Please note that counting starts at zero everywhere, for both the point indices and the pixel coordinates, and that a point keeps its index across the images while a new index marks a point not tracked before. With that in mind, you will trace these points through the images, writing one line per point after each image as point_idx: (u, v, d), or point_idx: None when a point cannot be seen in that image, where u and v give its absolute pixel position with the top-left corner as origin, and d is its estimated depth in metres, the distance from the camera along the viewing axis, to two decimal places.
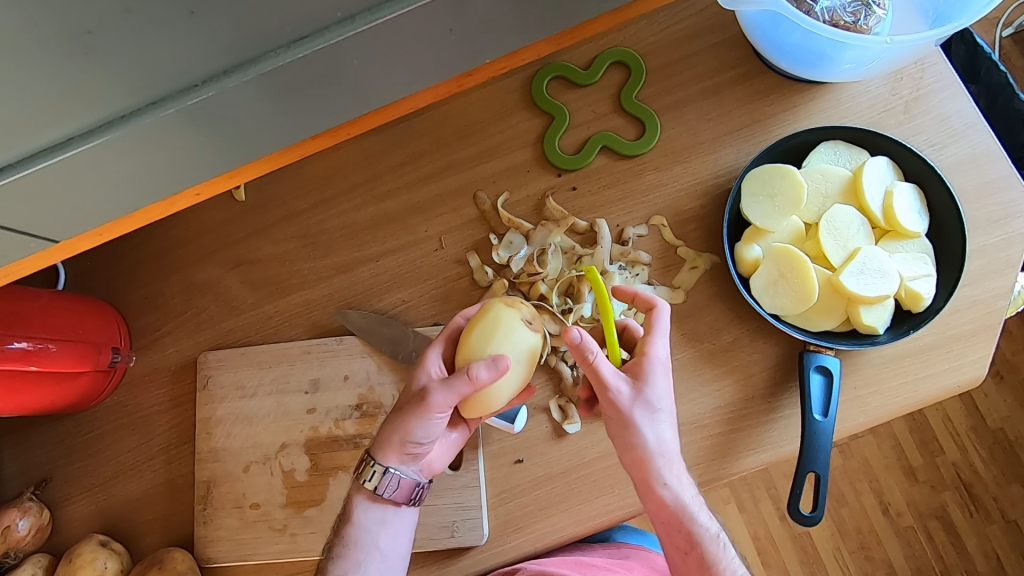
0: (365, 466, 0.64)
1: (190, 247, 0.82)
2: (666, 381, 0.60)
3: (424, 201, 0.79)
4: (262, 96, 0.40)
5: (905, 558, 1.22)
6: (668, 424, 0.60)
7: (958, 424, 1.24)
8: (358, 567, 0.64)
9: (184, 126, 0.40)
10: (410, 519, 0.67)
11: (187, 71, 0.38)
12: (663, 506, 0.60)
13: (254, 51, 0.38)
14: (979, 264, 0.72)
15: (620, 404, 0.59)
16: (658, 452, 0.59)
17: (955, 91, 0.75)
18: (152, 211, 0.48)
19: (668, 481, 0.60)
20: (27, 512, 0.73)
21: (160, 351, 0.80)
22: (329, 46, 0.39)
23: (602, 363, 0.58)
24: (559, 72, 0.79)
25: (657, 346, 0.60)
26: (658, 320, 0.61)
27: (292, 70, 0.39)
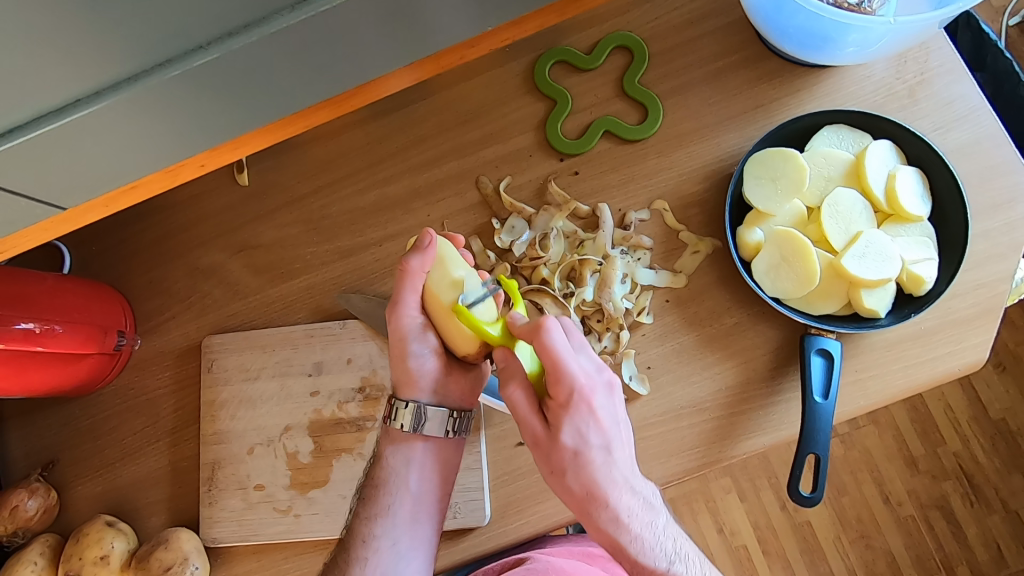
0: (394, 408, 0.69)
1: (193, 232, 0.82)
2: (583, 424, 0.58)
3: (426, 186, 0.80)
4: (262, 58, 0.41)
5: (905, 547, 1.22)
6: (606, 461, 0.59)
7: (960, 414, 1.24)
8: (389, 511, 0.67)
9: (187, 87, 0.41)
10: (447, 453, 0.70)
11: (191, 34, 0.38)
12: (600, 532, 0.61)
13: (257, 13, 0.38)
14: (981, 248, 0.72)
15: (540, 443, 0.59)
16: (590, 491, 0.59)
17: (959, 76, 0.75)
18: (156, 181, 0.50)
19: (599, 516, 0.60)
20: (34, 492, 0.74)
21: (164, 335, 0.81)
22: (332, 7, 0.39)
23: (517, 402, 0.58)
24: (562, 56, 0.79)
25: (565, 386, 0.56)
26: (555, 350, 0.56)
27: (294, 31, 0.40)
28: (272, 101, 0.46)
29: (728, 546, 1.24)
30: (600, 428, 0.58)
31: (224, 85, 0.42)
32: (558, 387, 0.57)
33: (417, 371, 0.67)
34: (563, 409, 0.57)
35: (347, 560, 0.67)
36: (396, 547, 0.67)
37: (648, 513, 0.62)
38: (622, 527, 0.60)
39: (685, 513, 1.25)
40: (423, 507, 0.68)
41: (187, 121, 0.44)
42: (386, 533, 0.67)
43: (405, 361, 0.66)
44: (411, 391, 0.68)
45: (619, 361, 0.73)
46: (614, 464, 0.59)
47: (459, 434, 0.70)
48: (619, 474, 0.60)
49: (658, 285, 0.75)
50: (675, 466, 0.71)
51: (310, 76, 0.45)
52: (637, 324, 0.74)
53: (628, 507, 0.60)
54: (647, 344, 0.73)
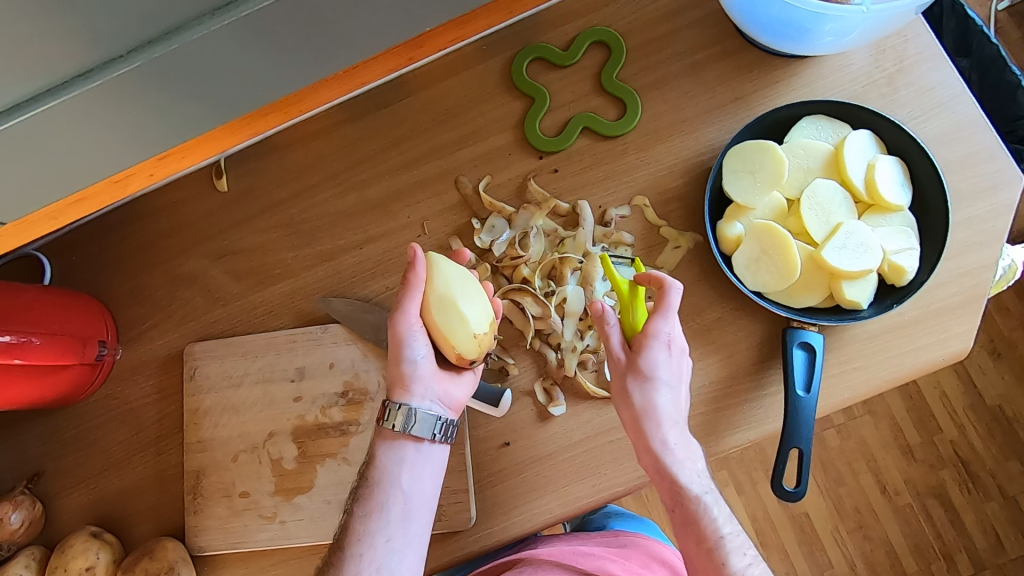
0: (387, 409, 0.63)
1: (173, 239, 0.81)
2: (660, 357, 0.63)
3: (406, 188, 0.79)
4: (189, 66, 0.39)
5: (903, 536, 1.22)
6: (668, 395, 0.64)
7: (956, 402, 1.24)
8: (383, 508, 0.63)
9: (110, 98, 0.38)
10: (437, 455, 0.65)
11: (105, 43, 0.35)
12: (651, 464, 0.64)
13: (177, 19, 0.36)
14: (963, 236, 0.72)
15: (623, 372, 0.65)
16: (648, 415, 0.63)
17: (938, 63, 0.74)
18: (104, 192, 0.48)
19: (651, 442, 0.63)
20: (19, 505, 0.73)
21: (146, 344, 0.81)
22: (257, 11, 0.37)
23: (610, 334, 0.65)
24: (539, 53, 0.78)
25: (660, 325, 0.63)
26: (667, 301, 0.62)
27: (220, 37, 0.38)
28: (210, 111, 0.43)
29: None
30: (668, 365, 0.64)
31: (153, 96, 0.40)
32: (648, 321, 0.63)
33: (413, 373, 0.62)
34: (647, 341, 0.63)
35: (341, 558, 0.62)
36: (391, 543, 0.62)
37: (691, 454, 0.64)
38: (672, 458, 0.63)
39: None
40: (418, 506, 0.64)
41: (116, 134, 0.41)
42: (381, 529, 0.62)
43: (400, 364, 0.62)
44: (403, 394, 0.63)
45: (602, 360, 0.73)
46: (678, 402, 0.65)
47: (448, 439, 0.65)
48: (674, 411, 0.64)
49: None
50: None
51: (249, 84, 0.43)
52: None
53: (678, 440, 0.64)
54: None
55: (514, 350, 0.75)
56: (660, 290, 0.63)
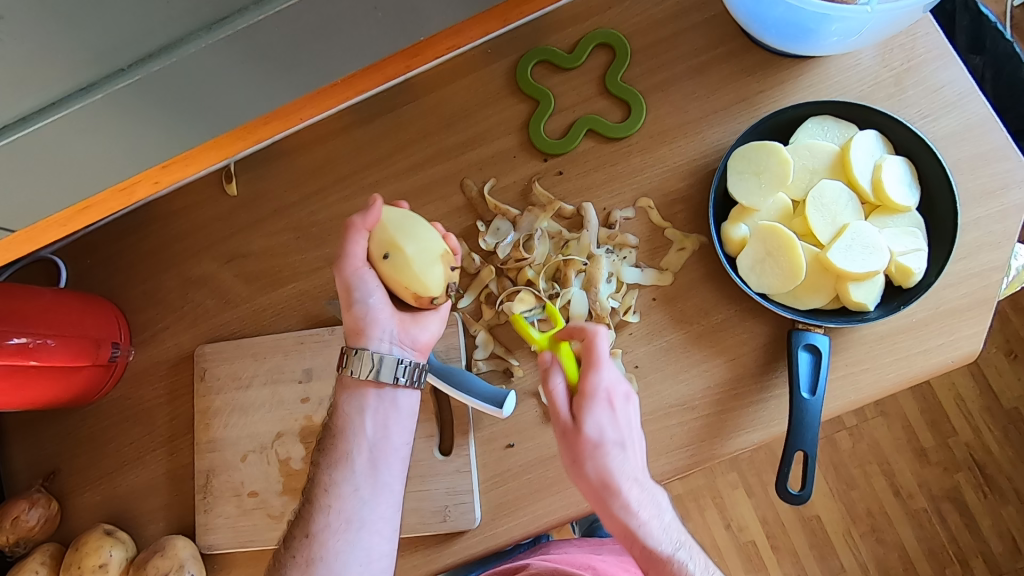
0: (345, 356, 0.63)
1: (184, 243, 0.83)
2: (607, 417, 0.62)
3: (412, 191, 0.80)
4: (188, 78, 0.40)
5: (917, 540, 1.20)
6: (621, 455, 0.62)
7: (971, 404, 1.22)
8: (348, 457, 0.64)
9: (114, 109, 0.40)
10: (403, 401, 0.65)
11: (110, 56, 0.37)
12: (616, 522, 0.62)
13: (173, 35, 0.37)
14: (973, 237, 0.71)
15: (567, 436, 0.62)
16: (605, 482, 0.61)
17: (948, 61, 0.74)
18: (111, 199, 0.50)
19: (614, 503, 0.61)
20: (35, 503, 0.75)
21: (159, 345, 0.82)
22: (249, 25, 0.38)
23: (554, 397, 0.63)
24: (543, 56, 0.79)
25: (596, 381, 0.61)
26: (596, 353, 0.61)
27: (215, 51, 0.39)
28: (210, 119, 0.46)
29: (736, 542, 1.23)
30: (616, 422, 0.62)
31: (154, 107, 0.42)
32: (586, 381, 0.62)
33: (365, 315, 0.62)
34: (586, 400, 0.62)
35: (311, 510, 0.64)
36: (360, 493, 0.63)
37: (658, 510, 0.63)
38: (634, 514, 0.61)
39: (691, 509, 1.24)
40: (385, 454, 0.64)
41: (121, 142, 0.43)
42: (348, 479, 0.63)
43: (351, 306, 0.62)
44: (361, 339, 0.63)
45: None
46: (635, 457, 0.63)
47: (415, 383, 0.65)
48: (631, 470, 0.62)
49: (644, 284, 0.74)
50: (665, 465, 0.71)
51: (245, 93, 0.45)
52: (623, 323, 0.74)
53: (638, 500, 0.62)
54: (635, 343, 0.73)
55: (520, 351, 0.75)
56: (588, 342, 0.62)
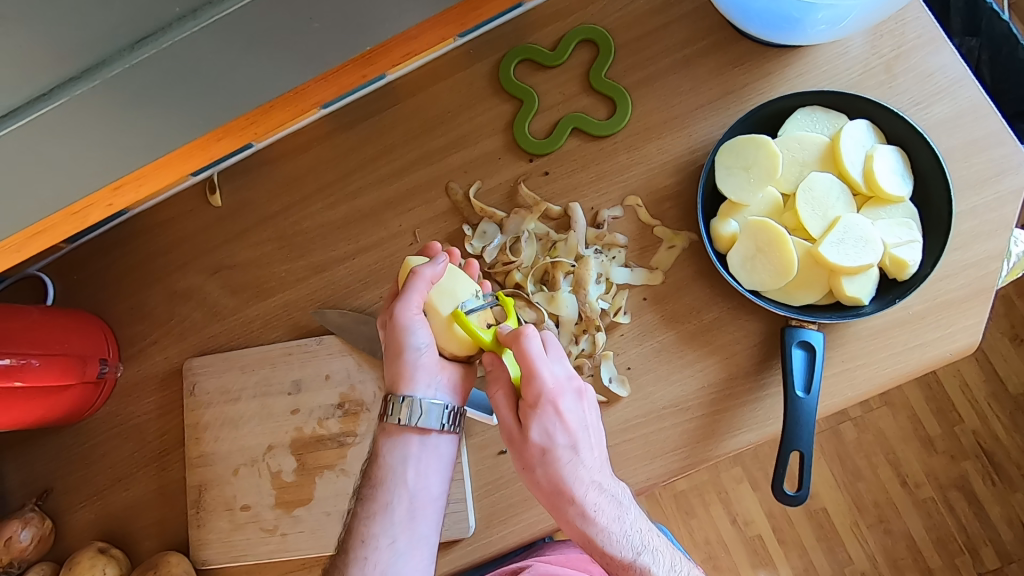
0: (390, 404, 0.60)
1: (169, 256, 0.82)
2: (552, 423, 0.59)
3: (397, 195, 0.78)
4: (118, 103, 0.38)
5: (926, 529, 1.19)
6: (573, 460, 0.60)
7: (977, 391, 1.20)
8: (386, 508, 0.61)
9: (43, 139, 0.37)
10: (443, 448, 0.63)
11: (29, 82, 0.35)
12: (574, 530, 0.61)
13: (95, 55, 0.35)
14: (968, 226, 0.69)
15: (516, 443, 0.61)
16: (557, 488, 0.60)
17: (939, 46, 0.72)
18: (65, 224, 0.49)
19: (568, 513, 0.60)
20: (28, 522, 0.75)
21: (147, 360, 0.81)
22: (175, 43, 0.36)
23: (501, 403, 0.61)
24: (526, 54, 0.77)
25: (538, 388, 0.58)
26: (530, 357, 0.58)
27: (143, 72, 0.36)
28: (152, 144, 0.42)
29: (742, 537, 1.21)
30: (568, 425, 0.60)
31: (83, 135, 0.39)
32: (528, 389, 0.58)
33: (413, 364, 0.60)
34: (534, 408, 0.59)
35: (346, 561, 0.60)
36: (396, 545, 0.60)
37: (618, 513, 0.61)
38: (591, 522, 0.60)
39: (697, 505, 1.22)
40: (423, 505, 0.62)
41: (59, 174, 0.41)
42: (385, 531, 0.60)
43: (403, 355, 0.60)
44: (406, 385, 0.60)
45: (598, 364, 0.71)
46: (586, 462, 0.60)
47: (456, 429, 0.63)
48: (585, 473, 0.60)
49: (634, 284, 0.73)
50: (659, 467, 0.70)
51: (187, 118, 0.42)
52: (614, 324, 0.72)
53: (595, 504, 0.60)
54: (626, 344, 0.72)
55: None
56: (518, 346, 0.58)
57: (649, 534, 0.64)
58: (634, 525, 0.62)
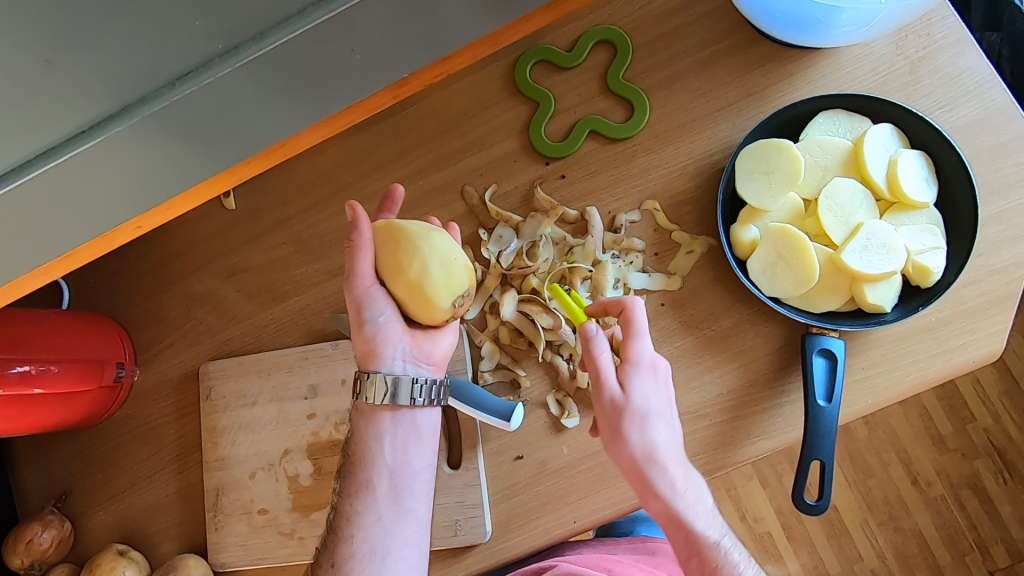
0: (359, 381, 0.62)
1: (184, 259, 0.81)
2: (649, 386, 0.60)
3: (413, 199, 0.78)
4: (154, 139, 0.40)
5: (936, 527, 1.17)
6: (664, 430, 0.60)
7: (991, 389, 1.18)
8: (368, 486, 0.63)
9: (82, 173, 0.40)
10: (422, 420, 0.65)
11: (70, 118, 0.38)
12: (659, 503, 0.60)
13: (138, 93, 0.38)
14: (993, 232, 0.68)
15: (611, 410, 0.60)
16: (650, 458, 0.60)
17: (965, 47, 0.70)
18: (93, 247, 0.49)
19: (659, 482, 0.60)
20: (48, 525, 0.75)
21: (163, 364, 0.81)
22: (214, 81, 0.39)
23: (599, 364, 0.60)
24: (542, 56, 0.76)
25: (638, 352, 0.60)
26: (635, 322, 0.61)
27: (180, 110, 0.39)
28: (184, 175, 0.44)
29: (752, 534, 1.19)
30: (659, 392, 0.61)
31: (121, 167, 0.41)
32: (630, 349, 0.61)
33: (378, 336, 0.61)
34: (630, 369, 0.60)
35: (336, 541, 0.63)
36: (382, 521, 0.63)
37: (700, 493, 0.61)
38: (678, 494, 0.60)
39: None
40: (404, 480, 0.64)
41: (89, 204, 0.42)
42: (370, 508, 0.63)
43: (362, 327, 0.61)
44: (374, 361, 0.62)
45: None
46: (673, 433, 0.61)
47: (432, 403, 0.64)
48: (673, 445, 0.61)
49: (652, 289, 0.73)
50: None
51: (217, 145, 0.44)
52: None
53: (682, 479, 0.60)
54: None
55: (525, 361, 0.74)
56: (624, 314, 0.62)
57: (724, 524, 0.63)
58: (710, 506, 0.62)
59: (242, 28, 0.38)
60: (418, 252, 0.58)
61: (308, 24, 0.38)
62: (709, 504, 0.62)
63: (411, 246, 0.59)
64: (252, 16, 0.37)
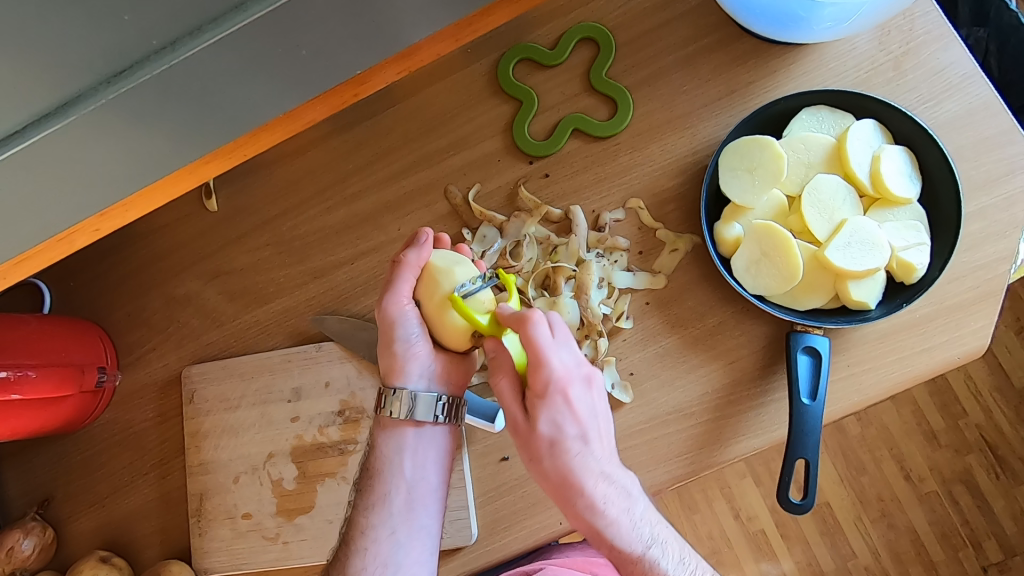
0: (384, 396, 0.63)
1: (166, 262, 0.80)
2: (560, 412, 0.58)
3: (396, 199, 0.77)
4: (96, 138, 0.40)
5: (929, 523, 1.17)
6: (582, 450, 0.59)
7: (982, 385, 1.18)
8: (385, 499, 0.63)
9: (23, 174, 0.39)
10: (439, 438, 0.65)
11: (5, 117, 0.37)
12: (580, 520, 0.60)
13: (73, 90, 0.37)
14: (977, 227, 0.68)
15: (523, 432, 0.60)
16: (565, 480, 0.59)
17: (948, 42, 0.70)
18: (54, 249, 0.48)
19: (577, 503, 0.59)
20: (29, 532, 0.75)
21: (146, 368, 0.80)
22: (152, 77, 0.38)
23: (505, 391, 0.59)
24: (525, 53, 0.75)
25: (544, 378, 0.57)
26: (537, 343, 0.56)
27: (121, 107, 0.39)
28: (137, 168, 0.43)
29: (745, 532, 1.19)
30: (573, 415, 0.59)
31: (69, 164, 0.40)
32: (535, 376, 0.57)
33: (405, 353, 0.62)
34: (542, 397, 0.58)
35: (347, 553, 0.63)
36: (395, 536, 0.62)
37: (628, 506, 0.60)
38: (599, 513, 0.59)
39: (700, 501, 1.20)
40: (420, 495, 0.64)
41: (36, 204, 0.41)
42: (385, 522, 0.62)
43: (393, 344, 0.62)
44: (398, 377, 0.63)
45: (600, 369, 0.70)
46: (593, 452, 0.60)
47: (452, 420, 0.64)
48: (597, 464, 0.59)
49: (637, 288, 0.72)
50: (663, 473, 0.69)
51: (171, 143, 0.43)
52: (617, 329, 0.71)
53: (604, 497, 0.59)
54: (629, 349, 0.71)
55: None
56: (525, 330, 0.56)
57: (662, 530, 0.62)
58: (642, 517, 0.61)
59: (179, 22, 0.37)
60: (439, 287, 0.59)
61: (246, 19, 0.38)
62: (641, 515, 0.61)
63: (436, 279, 0.60)
64: (187, 11, 0.37)
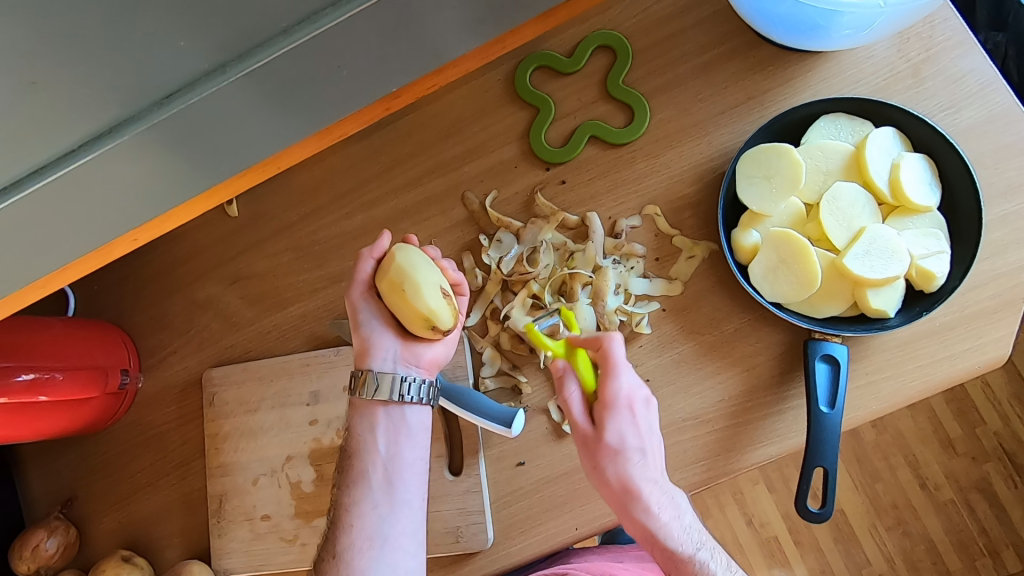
0: (356, 378, 0.65)
1: (188, 266, 0.82)
2: (627, 423, 0.62)
3: (413, 205, 0.78)
4: (142, 157, 0.41)
5: (945, 532, 1.16)
6: (641, 462, 0.62)
7: (1000, 393, 1.17)
8: (364, 476, 0.64)
9: (72, 189, 0.40)
10: (412, 417, 0.65)
11: (60, 138, 0.38)
12: (637, 524, 0.62)
13: (123, 112, 0.39)
14: (998, 236, 0.68)
15: (586, 442, 0.63)
16: (625, 486, 0.62)
17: (968, 49, 0.70)
18: (89, 260, 0.50)
19: (635, 507, 0.62)
20: (53, 531, 0.76)
21: (167, 371, 0.82)
22: (203, 98, 0.39)
23: (569, 404, 0.63)
24: (542, 61, 0.76)
25: (614, 390, 0.62)
26: (612, 360, 0.62)
27: (170, 128, 0.40)
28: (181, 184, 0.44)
29: (758, 539, 1.19)
30: (636, 429, 0.62)
31: (125, 178, 0.42)
32: (604, 391, 0.62)
33: (371, 337, 0.65)
34: (607, 408, 0.62)
35: (336, 533, 0.63)
36: (379, 510, 0.63)
37: (678, 512, 0.63)
38: (655, 517, 0.62)
39: (712, 506, 1.20)
40: (399, 470, 0.64)
41: (73, 218, 0.42)
42: (367, 497, 0.63)
43: (359, 330, 0.65)
44: (366, 360, 0.65)
45: None
46: (654, 461, 0.63)
47: (424, 400, 0.65)
48: (652, 473, 0.62)
49: (653, 294, 0.72)
50: (680, 480, 0.69)
51: (203, 160, 0.44)
52: (634, 335, 0.72)
53: (659, 500, 0.62)
54: (645, 356, 0.71)
55: (526, 367, 0.74)
56: (601, 351, 0.63)
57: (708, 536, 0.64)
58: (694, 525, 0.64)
59: (231, 46, 0.38)
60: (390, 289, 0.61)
61: (294, 41, 0.39)
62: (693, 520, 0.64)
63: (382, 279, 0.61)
64: (239, 36, 0.38)
